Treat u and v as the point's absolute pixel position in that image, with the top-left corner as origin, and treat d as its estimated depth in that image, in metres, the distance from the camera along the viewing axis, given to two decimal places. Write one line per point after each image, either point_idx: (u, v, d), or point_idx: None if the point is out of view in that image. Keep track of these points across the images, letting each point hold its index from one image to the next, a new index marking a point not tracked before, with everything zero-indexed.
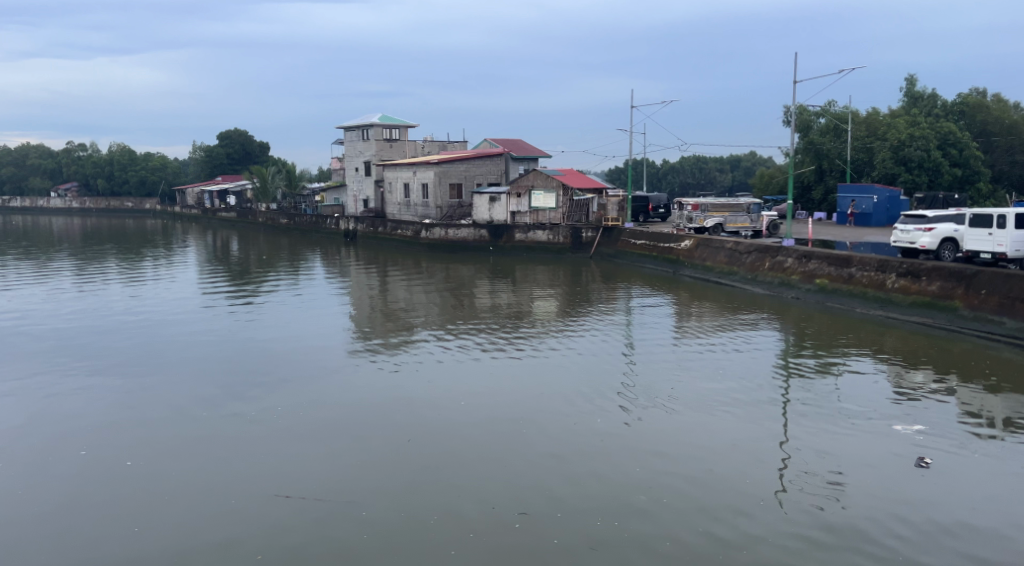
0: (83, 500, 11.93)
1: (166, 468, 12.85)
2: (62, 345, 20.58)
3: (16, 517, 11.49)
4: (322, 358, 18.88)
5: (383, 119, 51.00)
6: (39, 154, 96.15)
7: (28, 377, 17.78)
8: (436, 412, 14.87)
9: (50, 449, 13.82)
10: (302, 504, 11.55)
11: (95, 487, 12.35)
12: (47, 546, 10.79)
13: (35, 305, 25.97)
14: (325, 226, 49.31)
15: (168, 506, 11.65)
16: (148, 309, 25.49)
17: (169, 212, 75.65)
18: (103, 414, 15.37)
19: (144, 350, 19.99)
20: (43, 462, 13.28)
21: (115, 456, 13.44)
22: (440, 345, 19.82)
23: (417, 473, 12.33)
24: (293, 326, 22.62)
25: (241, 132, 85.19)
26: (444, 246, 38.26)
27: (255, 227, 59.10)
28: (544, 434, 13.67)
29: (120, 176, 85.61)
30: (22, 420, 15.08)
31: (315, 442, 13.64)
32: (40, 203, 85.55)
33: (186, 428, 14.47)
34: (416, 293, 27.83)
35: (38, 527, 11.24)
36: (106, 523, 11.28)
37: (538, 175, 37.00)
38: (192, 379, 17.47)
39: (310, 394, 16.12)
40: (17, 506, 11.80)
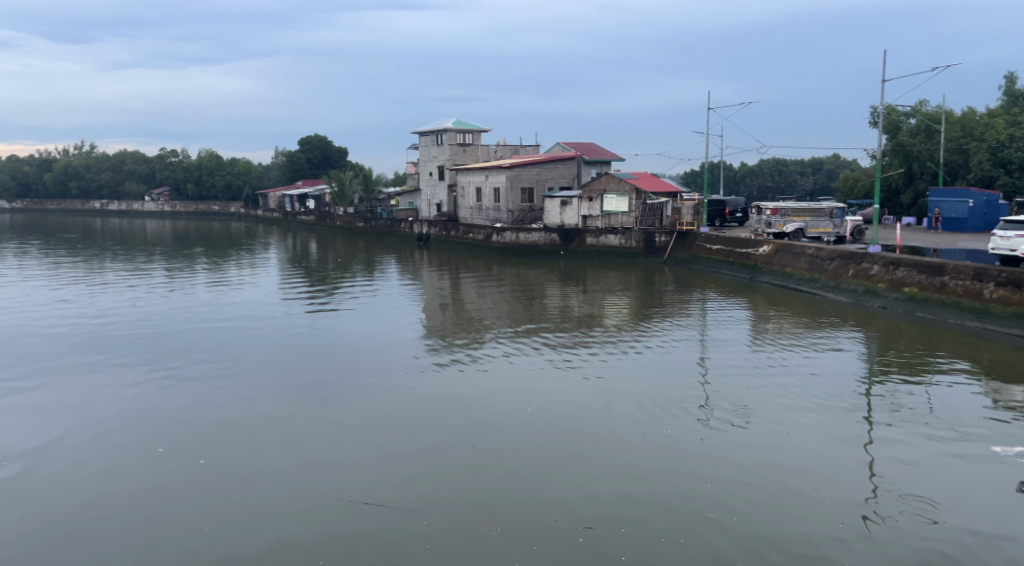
0: (159, 497, 11.96)
1: (239, 468, 12.87)
2: (145, 343, 21.22)
3: (96, 512, 11.57)
4: (394, 363, 18.84)
5: (457, 124, 51.29)
6: (136, 160, 100.56)
7: (111, 372, 18.40)
8: (504, 419, 14.58)
9: (134, 443, 14.03)
10: (369, 509, 11.36)
11: (167, 484, 12.39)
12: (124, 540, 10.84)
13: (123, 305, 26.84)
14: (399, 229, 49.77)
15: (236, 506, 11.61)
16: (227, 311, 26.03)
17: (253, 216, 77.75)
18: (181, 412, 15.56)
19: (223, 350, 20.40)
20: (127, 459, 13.38)
21: (191, 454, 13.51)
22: (509, 352, 19.56)
23: (480, 481, 12.08)
24: (360, 331, 22.60)
25: (320, 136, 86.93)
26: (515, 250, 37.89)
27: (332, 230, 60.09)
28: (614, 445, 13.22)
29: (208, 181, 88.91)
30: (102, 415, 15.46)
31: (385, 446, 13.52)
32: (135, 206, 89.03)
33: (262, 429, 14.51)
34: (487, 298, 27.56)
35: (114, 522, 11.30)
36: (177, 520, 11.27)
37: (611, 179, 36.47)
38: (269, 380, 17.59)
39: (383, 398, 16.03)
40: (95, 500, 11.93)
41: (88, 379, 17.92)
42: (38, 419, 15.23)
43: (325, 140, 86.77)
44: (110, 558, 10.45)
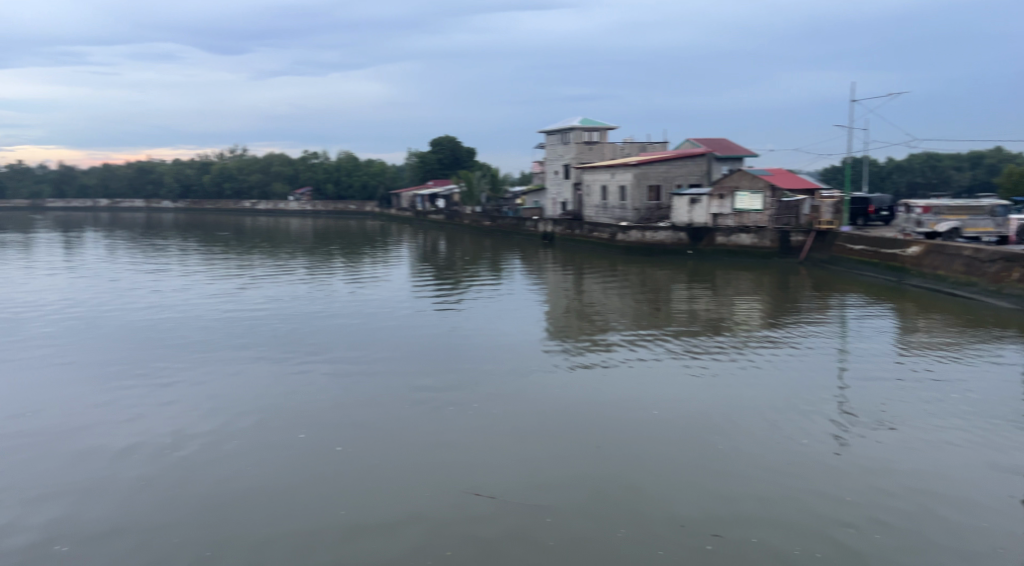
0: (295, 478, 12.28)
1: (366, 456, 13.03)
2: (279, 334, 22.05)
3: (232, 491, 11.96)
4: (518, 361, 18.68)
5: (584, 122, 50.85)
6: (282, 162, 106.08)
7: (248, 360, 19.21)
8: (630, 420, 14.11)
9: (271, 428, 14.47)
10: (491, 502, 11.20)
11: (298, 468, 12.68)
12: (258, 517, 11.16)
13: (261, 298, 28.12)
14: (525, 228, 49.85)
15: (364, 493, 11.72)
16: (357, 305, 26.75)
17: (386, 215, 80.24)
18: (315, 400, 15.98)
19: (351, 343, 20.90)
20: (268, 441, 13.83)
21: (327, 441, 13.79)
22: (634, 353, 18.97)
23: (605, 479, 11.70)
24: (483, 328, 22.61)
25: (451, 137, 88.63)
26: (641, 249, 37.02)
27: (460, 228, 60.99)
28: (746, 451, 12.51)
29: (346, 181, 92.57)
30: (236, 400, 16.09)
31: (510, 441, 13.36)
32: (280, 206, 93.95)
33: (390, 420, 14.67)
34: (612, 297, 26.99)
35: (248, 500, 11.64)
36: (306, 503, 11.50)
37: (744, 176, 34.97)
38: (397, 373, 17.79)
39: (509, 394, 15.90)
40: (231, 479, 12.35)
41: (225, 366, 18.73)
42: (178, 401, 16.02)
43: (455, 141, 88.21)
44: (242, 533, 10.75)
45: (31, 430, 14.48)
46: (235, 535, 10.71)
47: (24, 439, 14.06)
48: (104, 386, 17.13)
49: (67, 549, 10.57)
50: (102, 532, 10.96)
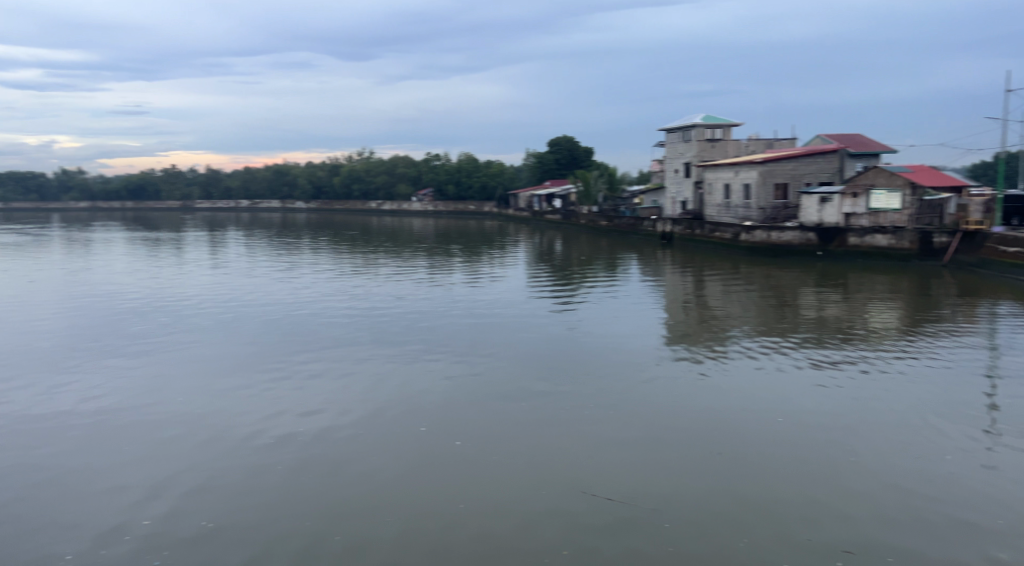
0: (417, 470, 12.44)
1: (486, 451, 13.06)
2: (397, 330, 22.33)
3: (357, 479, 12.22)
4: (636, 361, 18.21)
5: (707, 119, 49.26)
6: (406, 164, 108.61)
7: (367, 354, 19.54)
8: (754, 425, 13.56)
9: (393, 419, 14.63)
10: (613, 506, 11.04)
11: (419, 459, 12.84)
12: (382, 505, 11.38)
13: (382, 295, 28.67)
14: (643, 228, 48.82)
15: (482, 488, 11.78)
16: (474, 304, 26.81)
17: (505, 215, 80.72)
18: (435, 395, 16.06)
19: (467, 341, 20.88)
20: (391, 432, 14.03)
21: (447, 434, 13.87)
22: (759, 357, 18.14)
23: (728, 488, 11.36)
24: (599, 328, 22.17)
25: (570, 137, 88.10)
26: (766, 250, 35.42)
27: (577, 228, 60.46)
28: (880, 467, 11.85)
29: (466, 181, 93.78)
30: (355, 391, 16.38)
31: (627, 441, 13.16)
32: (404, 206, 96.37)
33: (507, 415, 14.70)
34: (734, 299, 25.92)
35: (372, 489, 11.87)
36: (429, 495, 11.63)
37: (881, 172, 32.78)
38: (515, 371, 17.68)
39: (626, 393, 15.65)
40: (354, 466, 12.61)
41: (345, 358, 19.13)
42: (300, 391, 16.44)
43: (573, 141, 87.66)
44: (368, 521, 10.95)
45: (166, 412, 15.20)
46: (360, 523, 10.92)
47: (159, 420, 14.77)
48: (232, 373, 17.82)
49: (201, 524, 10.98)
50: (234, 509, 11.36)
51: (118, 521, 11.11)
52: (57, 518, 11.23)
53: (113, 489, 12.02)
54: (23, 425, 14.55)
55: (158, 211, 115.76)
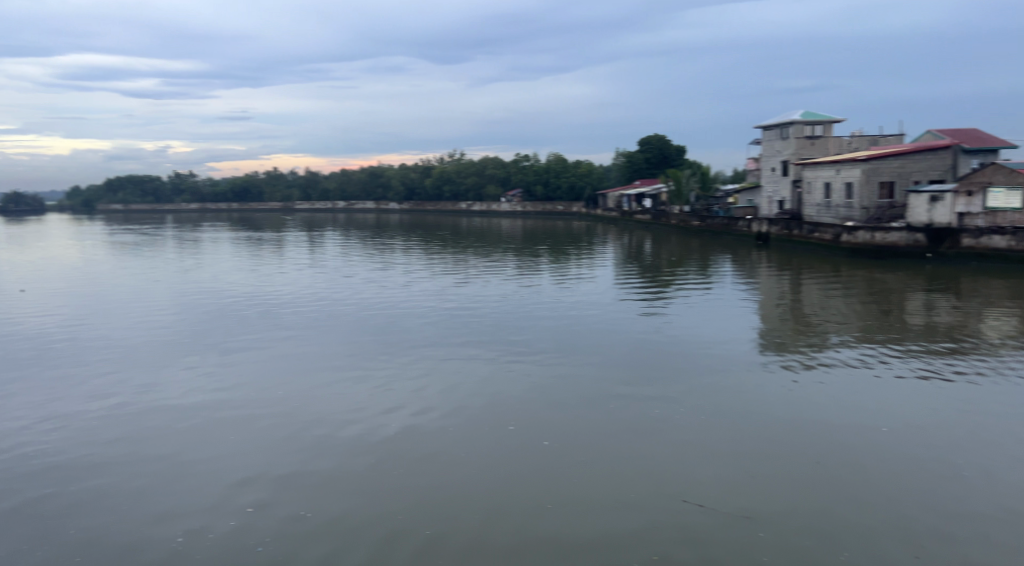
0: (503, 467, 12.30)
1: (573, 451, 12.78)
2: (486, 330, 22.23)
3: (444, 474, 12.10)
4: (729, 365, 17.55)
5: (806, 116, 47.43)
6: (496, 165, 109.35)
7: (455, 352, 19.48)
8: (856, 434, 12.93)
9: (480, 417, 14.47)
10: (705, 512, 10.62)
11: (506, 457, 12.64)
12: (469, 500, 11.29)
13: (470, 295, 28.69)
14: (737, 228, 47.42)
15: (569, 485, 11.57)
16: (562, 305, 26.48)
17: (594, 215, 80.08)
18: (522, 394, 15.83)
19: (556, 342, 20.57)
20: (478, 429, 13.90)
21: (533, 433, 13.65)
22: (861, 363, 17.21)
23: (828, 498, 10.83)
24: (692, 330, 21.48)
25: (661, 136, 86.70)
26: (869, 252, 33.75)
27: (668, 228, 59.30)
28: (995, 484, 11.12)
29: (555, 182, 93.62)
30: (443, 389, 16.28)
31: (718, 444, 12.72)
32: (493, 207, 97.03)
33: (594, 415, 14.37)
34: (834, 303, 24.75)
35: (458, 484, 11.76)
36: (515, 493, 11.42)
37: (999, 170, 30.77)
38: (603, 372, 17.28)
39: (718, 397, 15.12)
40: (442, 463, 12.50)
41: (433, 357, 19.10)
42: (389, 388, 16.46)
43: (665, 140, 86.17)
44: (454, 517, 10.83)
45: (260, 405, 15.46)
46: (446, 519, 10.80)
47: (253, 412, 15.03)
48: (323, 369, 18.03)
49: (293, 514, 11.05)
50: (324, 500, 11.41)
51: (214, 508, 11.30)
52: (157, 504, 11.50)
53: (209, 478, 12.24)
54: (126, 414, 15.04)
55: (259, 212, 120.40)
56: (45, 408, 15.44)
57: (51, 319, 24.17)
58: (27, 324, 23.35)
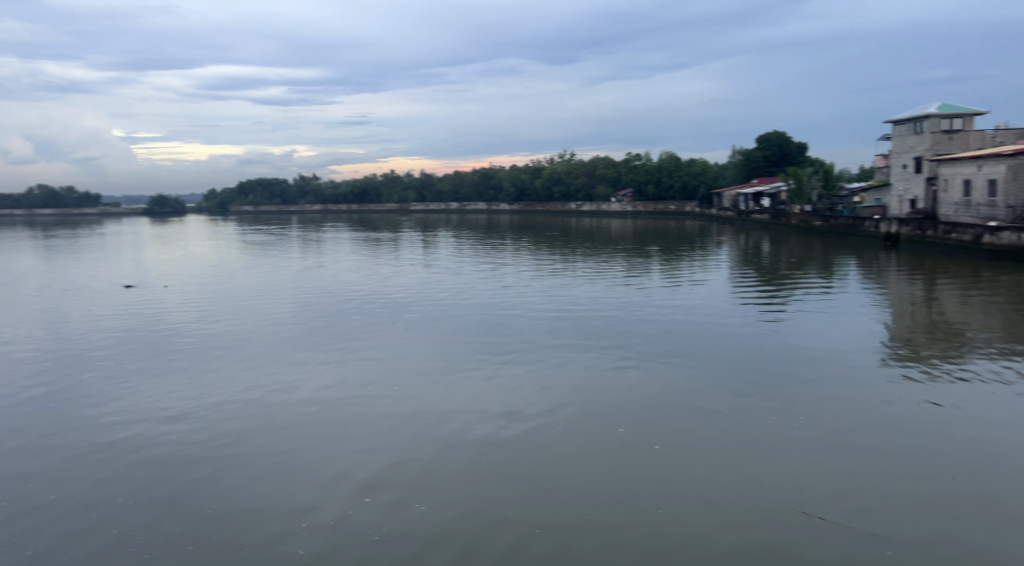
0: (615, 471, 12.06)
1: (685, 454, 12.53)
2: (598, 331, 21.72)
3: (555, 472, 12.03)
4: (856, 373, 16.54)
5: (943, 108, 44.27)
6: (606, 164, 108.10)
7: (566, 352, 19.07)
8: (993, 454, 12.22)
9: (591, 418, 14.09)
10: (826, 527, 10.35)
11: (617, 458, 12.49)
12: (582, 504, 11.12)
13: (581, 296, 28.21)
14: (863, 229, 44.91)
15: (684, 494, 11.30)
16: (676, 307, 25.64)
17: (708, 215, 77.83)
18: (636, 396, 15.30)
19: (671, 344, 19.85)
20: (589, 430, 13.59)
21: (645, 436, 13.28)
22: (1003, 374, 15.96)
23: (962, 524, 10.34)
24: (815, 336, 20.36)
25: (780, 133, 83.33)
26: (1015, 254, 31.13)
27: (787, 229, 56.89)
28: None
29: (667, 181, 91.64)
30: (556, 389, 15.89)
31: (841, 458, 12.21)
32: (603, 207, 96.00)
33: (705, 418, 14.02)
34: (975, 309, 22.92)
35: (570, 486, 11.62)
36: (629, 496, 11.29)
37: None
38: (719, 376, 16.60)
39: (835, 403, 14.55)
40: (556, 461, 12.36)
41: (545, 356, 18.74)
42: (500, 386, 16.22)
43: (784, 136, 82.79)
44: (569, 518, 10.79)
45: (374, 398, 15.51)
46: (560, 517, 10.80)
47: (367, 404, 15.11)
48: (434, 366, 17.97)
49: (410, 505, 11.16)
50: (440, 494, 11.47)
51: (334, 496, 11.47)
52: (278, 489, 11.72)
53: (327, 466, 12.39)
54: (247, 403, 15.39)
55: (374, 212, 123.87)
56: (171, 395, 15.96)
57: (181, 314, 25.28)
58: (160, 318, 24.50)
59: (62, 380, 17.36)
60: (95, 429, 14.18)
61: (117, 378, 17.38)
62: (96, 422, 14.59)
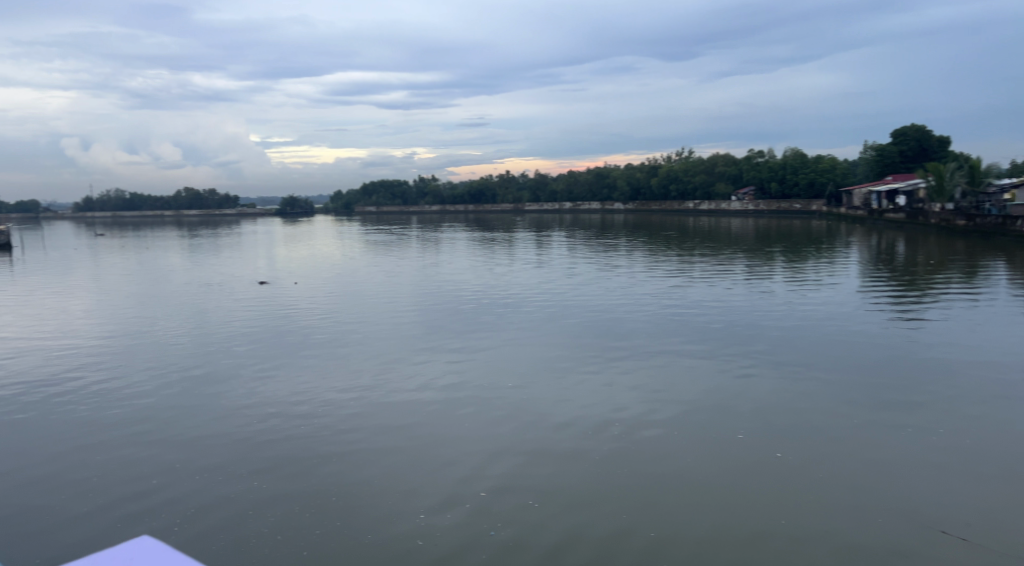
0: (735, 478, 11.32)
1: (812, 465, 11.64)
2: (717, 333, 20.68)
3: (671, 474, 11.48)
4: (1007, 385, 15.02)
5: None
6: (727, 162, 104.79)
7: (683, 354, 18.20)
8: None
9: (709, 423, 13.29)
10: (971, 551, 9.54)
11: (736, 462, 11.82)
12: (698, 512, 10.47)
13: (700, 298, 27.12)
14: (1013, 228, 41.37)
15: (810, 507, 10.49)
16: (803, 310, 24.20)
17: (837, 214, 74.02)
18: (758, 402, 14.34)
19: (796, 349, 18.64)
20: (706, 434, 12.83)
21: (767, 443, 12.43)
22: None
23: None
24: (960, 343, 18.65)
25: (918, 126, 78.26)
26: None
27: (924, 228, 53.26)
28: None
29: (792, 179, 87.81)
30: (674, 391, 15.13)
31: (987, 478, 11.14)
32: (722, 206, 93.16)
33: (830, 425, 13.14)
34: None
35: (686, 492, 10.97)
36: (751, 503, 10.65)
37: None
38: (849, 384, 15.42)
39: (973, 413, 13.46)
40: (671, 466, 11.69)
41: (664, 357, 17.99)
42: (616, 386, 15.65)
43: (922, 131, 77.54)
44: (687, 521, 10.25)
45: (484, 395, 15.22)
46: (676, 523, 10.23)
47: (478, 401, 14.83)
48: (545, 366, 17.50)
49: (523, 501, 10.82)
50: (553, 490, 11.08)
51: (446, 489, 11.24)
52: (390, 480, 11.57)
53: (440, 459, 12.19)
54: (364, 396, 15.45)
55: (490, 212, 125.12)
56: (287, 388, 16.18)
57: (302, 310, 25.93)
58: (284, 314, 25.19)
59: (194, 369, 18.04)
60: (216, 415, 14.51)
61: (240, 369, 17.85)
62: (221, 407, 14.98)
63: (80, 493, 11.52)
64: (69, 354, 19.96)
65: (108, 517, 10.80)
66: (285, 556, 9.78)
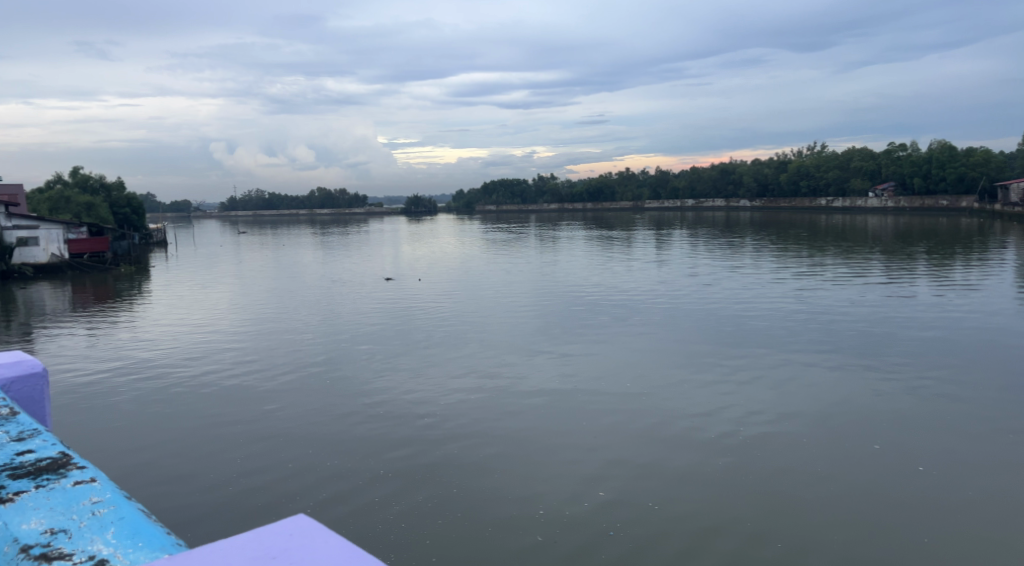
0: (869, 490, 10.72)
1: (954, 480, 10.88)
2: (855, 338, 19.63)
3: (801, 485, 10.91)
4: None
5: None
6: (863, 155, 98.63)
7: (817, 359, 17.37)
8: None
9: (840, 431, 12.63)
10: None
11: (875, 476, 11.08)
12: (828, 523, 9.95)
13: (837, 301, 25.83)
14: None
15: (954, 525, 9.79)
16: (952, 314, 22.64)
17: (990, 211, 68.72)
18: (896, 411, 13.52)
19: (942, 356, 17.44)
20: (837, 443, 12.19)
21: (904, 455, 11.68)
22: None
23: None
24: None
25: None
26: None
27: None
28: None
29: (937, 173, 81.97)
30: (807, 396, 14.46)
31: None
32: (859, 205, 88.65)
33: (983, 441, 12.10)
34: None
35: (815, 501, 10.47)
36: (887, 516, 10.04)
37: None
38: (1000, 394, 14.31)
39: None
40: (798, 475, 11.19)
41: (799, 362, 17.13)
42: (744, 389, 15.11)
43: None
44: (821, 536, 9.70)
45: (607, 395, 15.03)
46: (804, 532, 9.79)
47: (601, 401, 14.67)
48: (670, 367, 17.11)
49: (645, 505, 10.57)
50: (675, 495, 10.79)
51: (567, 490, 11.10)
52: (509, 477, 11.61)
53: (564, 459, 12.06)
54: (489, 394, 15.48)
55: (611, 211, 123.77)
56: (413, 383, 16.56)
57: (429, 308, 26.44)
58: (410, 311, 25.75)
59: (327, 363, 18.67)
60: (347, 407, 15.00)
61: (369, 364, 18.39)
62: (352, 400, 15.48)
63: (222, 474, 12.15)
64: (215, 345, 21.12)
65: (249, 498, 11.35)
66: (406, 543, 9.97)
